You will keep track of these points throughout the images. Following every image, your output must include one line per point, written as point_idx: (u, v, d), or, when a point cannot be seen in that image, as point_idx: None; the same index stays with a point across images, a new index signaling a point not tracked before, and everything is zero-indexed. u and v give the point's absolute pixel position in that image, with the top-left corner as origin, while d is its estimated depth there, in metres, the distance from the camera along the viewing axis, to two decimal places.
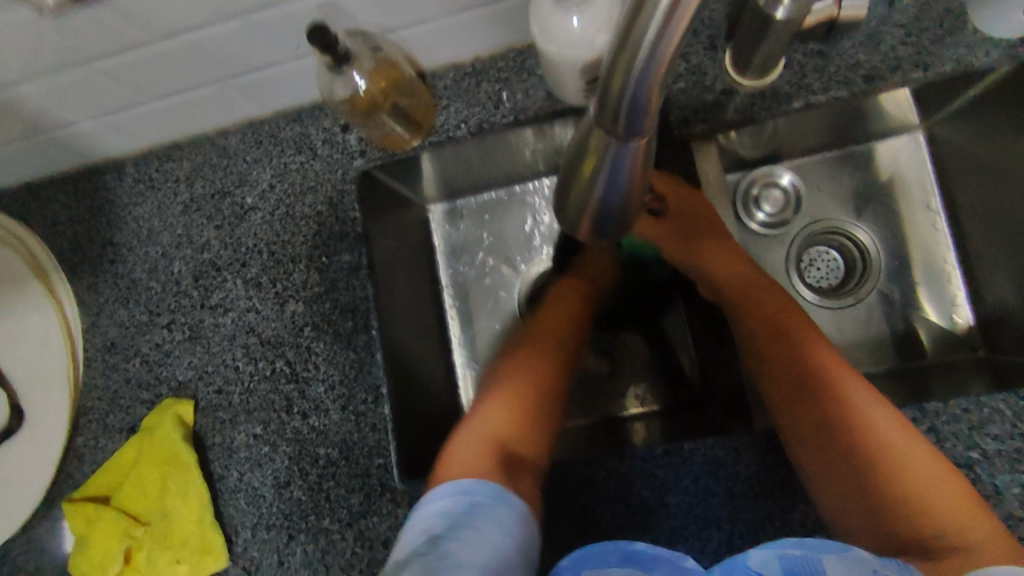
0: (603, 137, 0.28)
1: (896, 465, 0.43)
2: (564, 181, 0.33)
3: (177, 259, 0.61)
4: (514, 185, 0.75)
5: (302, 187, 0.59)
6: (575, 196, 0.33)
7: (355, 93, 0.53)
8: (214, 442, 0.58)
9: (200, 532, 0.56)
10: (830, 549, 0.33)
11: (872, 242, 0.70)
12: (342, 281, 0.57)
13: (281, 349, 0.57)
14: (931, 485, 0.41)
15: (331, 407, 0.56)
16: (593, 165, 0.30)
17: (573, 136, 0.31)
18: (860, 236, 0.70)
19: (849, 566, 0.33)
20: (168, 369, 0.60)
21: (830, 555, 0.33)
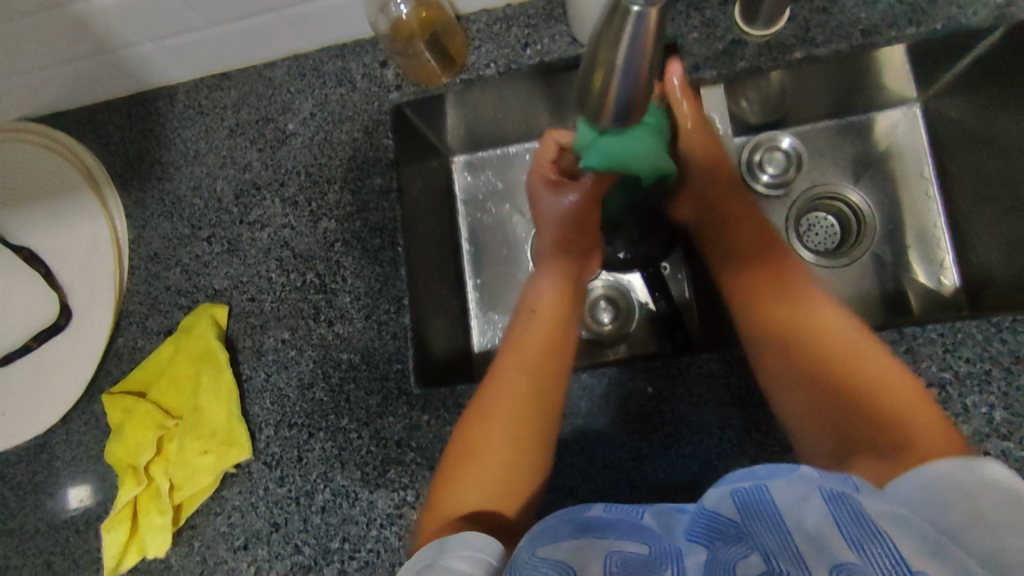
0: (625, 6, 0.36)
1: (880, 387, 0.48)
2: (591, 67, 0.41)
3: (220, 178, 0.65)
4: (534, 141, 0.80)
5: (341, 115, 0.64)
6: (603, 78, 0.41)
7: (397, 19, 0.59)
8: (245, 345, 0.62)
9: (228, 424, 0.60)
10: (782, 474, 0.39)
11: (867, 205, 0.75)
12: (373, 203, 0.62)
13: (311, 263, 0.62)
14: (886, 387, 0.47)
15: (355, 315, 0.60)
16: (612, 43, 0.38)
17: (600, 18, 0.38)
18: (855, 199, 0.76)
19: (795, 485, 0.37)
20: (205, 278, 0.64)
21: (776, 479, 0.38)
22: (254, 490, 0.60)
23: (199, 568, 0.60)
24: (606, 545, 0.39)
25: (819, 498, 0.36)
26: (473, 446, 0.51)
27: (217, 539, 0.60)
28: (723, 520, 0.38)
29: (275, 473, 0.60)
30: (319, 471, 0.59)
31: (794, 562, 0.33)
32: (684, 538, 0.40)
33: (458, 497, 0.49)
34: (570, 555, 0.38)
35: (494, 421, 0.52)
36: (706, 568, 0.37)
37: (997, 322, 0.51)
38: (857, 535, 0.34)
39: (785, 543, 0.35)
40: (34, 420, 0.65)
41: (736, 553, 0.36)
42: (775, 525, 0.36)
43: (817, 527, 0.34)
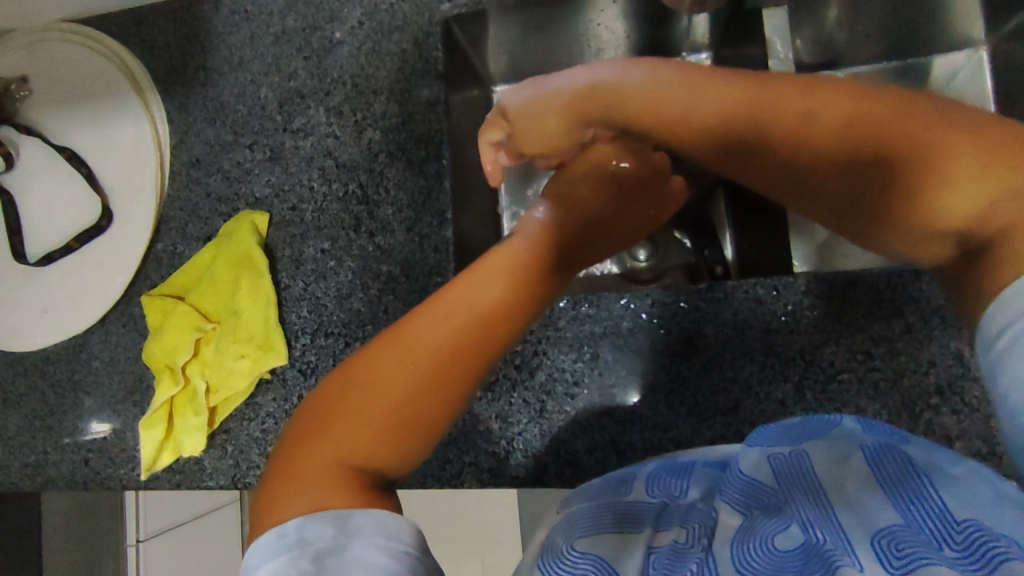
0: None
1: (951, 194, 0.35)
2: None
3: (264, 85, 0.65)
4: None
5: (390, 26, 0.62)
6: None
7: None
8: (284, 254, 0.62)
9: (265, 329, 0.60)
10: (821, 435, 0.40)
11: None
12: (420, 114, 0.61)
13: (354, 173, 0.61)
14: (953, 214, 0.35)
15: (397, 227, 0.60)
16: None
17: None
18: None
19: (836, 445, 0.38)
20: (247, 185, 0.64)
21: (814, 441, 0.39)
22: (288, 397, 0.60)
23: (233, 471, 0.60)
24: (646, 537, 0.41)
25: (861, 459, 0.36)
26: (352, 393, 0.39)
27: (251, 444, 0.61)
28: (759, 489, 0.39)
29: (310, 381, 0.60)
30: None
31: (830, 530, 0.35)
32: (720, 501, 0.41)
33: (326, 445, 0.38)
34: (614, 546, 0.40)
35: (378, 358, 0.40)
36: (740, 533, 0.38)
37: None
38: (903, 493, 0.34)
39: (827, 517, 0.35)
40: (73, 320, 0.66)
41: (774, 524, 0.37)
42: (814, 492, 0.37)
43: (858, 490, 0.35)
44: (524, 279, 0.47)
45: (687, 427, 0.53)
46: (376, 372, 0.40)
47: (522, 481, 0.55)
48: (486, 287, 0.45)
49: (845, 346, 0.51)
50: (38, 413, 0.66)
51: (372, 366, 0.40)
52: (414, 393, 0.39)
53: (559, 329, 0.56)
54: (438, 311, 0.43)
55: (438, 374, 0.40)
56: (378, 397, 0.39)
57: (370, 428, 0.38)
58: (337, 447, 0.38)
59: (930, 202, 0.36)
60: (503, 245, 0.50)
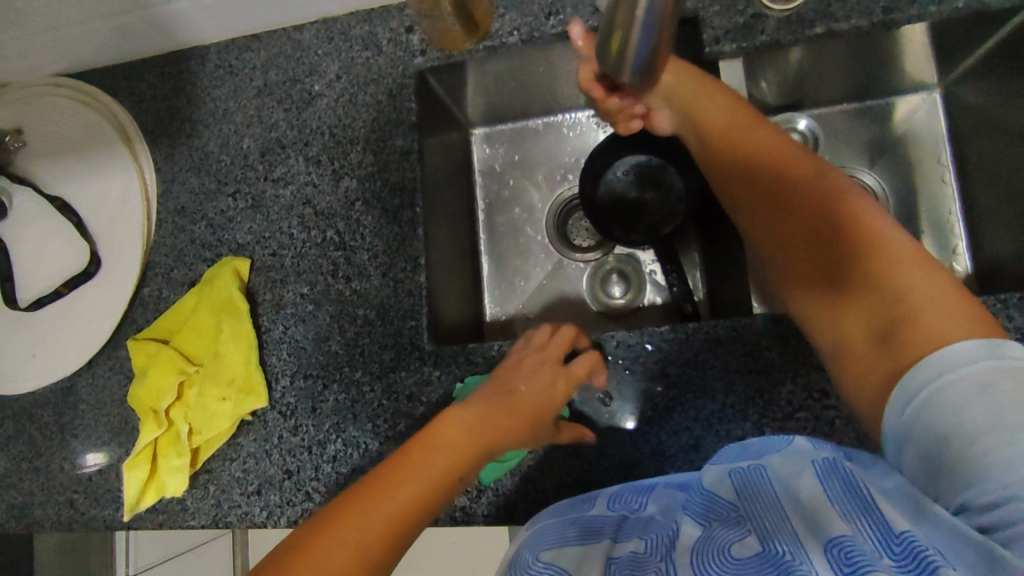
0: None
1: (905, 263, 0.45)
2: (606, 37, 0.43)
3: (247, 136, 0.67)
4: (552, 115, 0.80)
5: (366, 79, 0.65)
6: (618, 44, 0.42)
7: None
8: (265, 298, 0.64)
9: (245, 372, 0.62)
10: (777, 450, 0.42)
11: (881, 186, 0.74)
12: (394, 163, 0.63)
13: (332, 220, 0.64)
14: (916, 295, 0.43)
15: (372, 272, 0.62)
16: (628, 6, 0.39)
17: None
18: (869, 180, 0.75)
19: (789, 459, 0.41)
20: (230, 233, 0.66)
21: (770, 455, 0.42)
22: (267, 437, 0.62)
23: (213, 510, 0.62)
24: (605, 548, 0.43)
25: (812, 471, 0.39)
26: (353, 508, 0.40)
27: (232, 483, 0.62)
28: (720, 503, 0.41)
29: (289, 422, 0.62)
30: (332, 421, 0.61)
31: (789, 541, 0.37)
32: (682, 513, 0.43)
33: (314, 565, 0.37)
34: (574, 559, 0.42)
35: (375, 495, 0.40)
36: (698, 542, 0.39)
37: (1006, 299, 0.50)
38: (850, 505, 0.36)
39: (782, 525, 0.38)
40: (61, 363, 0.68)
41: (731, 533, 0.39)
42: (771, 502, 0.39)
43: (810, 497, 0.38)
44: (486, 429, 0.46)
45: (651, 464, 0.54)
46: (373, 499, 0.40)
47: (492, 519, 0.56)
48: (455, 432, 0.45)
49: (801, 384, 0.53)
50: (26, 454, 0.68)
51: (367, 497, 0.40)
52: (417, 525, 0.41)
53: None
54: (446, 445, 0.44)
55: (437, 497, 0.42)
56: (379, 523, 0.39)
57: (348, 563, 0.37)
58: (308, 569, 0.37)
59: (880, 273, 0.45)
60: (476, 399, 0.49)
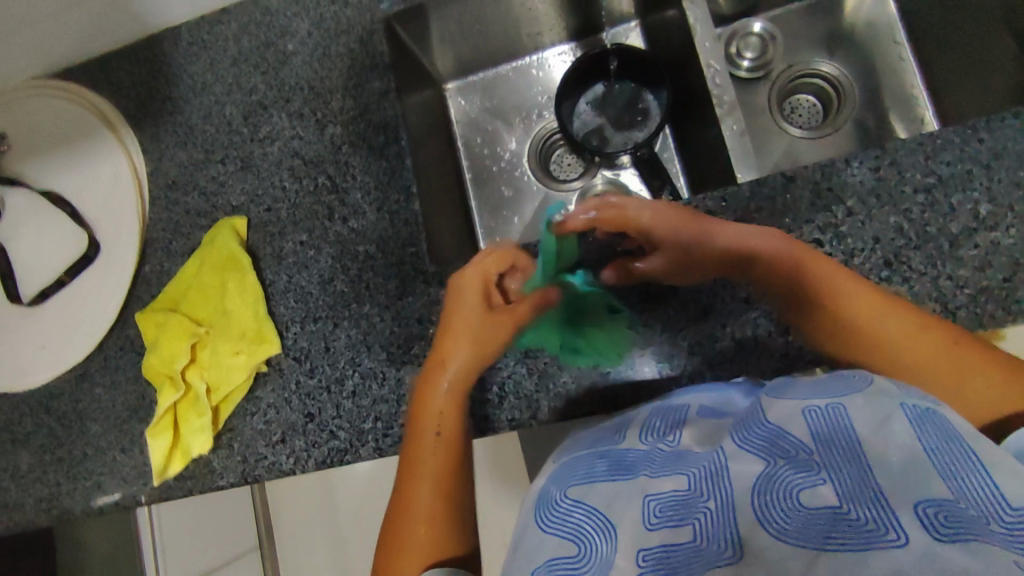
0: None
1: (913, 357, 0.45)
2: None
3: (228, 103, 0.69)
4: (519, 59, 0.82)
5: (336, 31, 0.67)
6: None
7: None
8: (266, 253, 0.65)
9: (256, 323, 0.63)
10: (858, 392, 0.34)
11: (841, 73, 0.76)
12: (375, 104, 0.65)
13: (322, 167, 0.65)
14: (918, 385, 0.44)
15: (368, 209, 0.63)
16: None
17: None
18: (829, 71, 0.77)
19: (874, 405, 0.33)
20: (223, 197, 0.68)
21: (853, 395, 0.34)
22: (285, 385, 0.62)
23: (242, 467, 0.62)
24: (642, 485, 0.38)
25: (903, 419, 0.31)
26: (410, 467, 0.49)
27: (255, 437, 0.62)
28: (787, 439, 0.34)
29: (305, 365, 0.62)
30: (347, 357, 0.61)
31: (876, 503, 0.29)
32: (733, 444, 0.36)
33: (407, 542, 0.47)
34: (606, 499, 0.39)
35: (415, 466, 0.49)
36: (763, 481, 0.33)
37: (974, 125, 0.51)
38: (946, 465, 0.29)
39: (863, 480, 0.30)
40: (72, 350, 0.68)
41: (801, 475, 0.32)
42: (853, 453, 0.31)
43: (904, 459, 0.30)
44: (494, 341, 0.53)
45: (663, 339, 0.54)
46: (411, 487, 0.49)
47: (519, 424, 0.56)
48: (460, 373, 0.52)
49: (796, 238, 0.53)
50: (47, 446, 0.68)
51: (403, 490, 0.49)
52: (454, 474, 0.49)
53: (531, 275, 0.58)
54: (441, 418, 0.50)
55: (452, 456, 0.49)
56: (436, 462, 0.49)
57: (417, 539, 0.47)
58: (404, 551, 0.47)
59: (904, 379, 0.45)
60: (444, 337, 0.53)
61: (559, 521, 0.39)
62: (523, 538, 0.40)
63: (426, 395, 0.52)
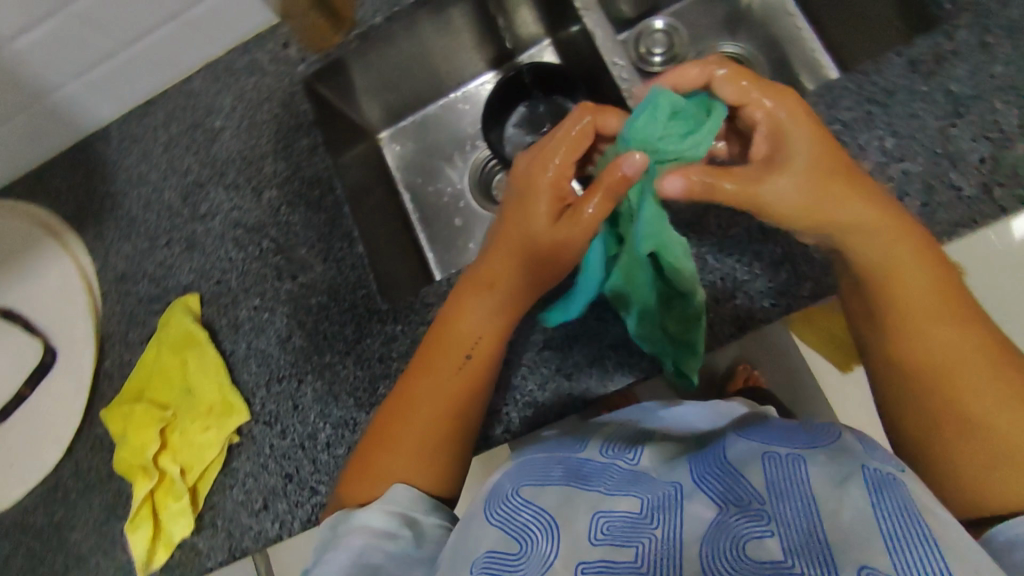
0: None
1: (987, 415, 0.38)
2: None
3: (166, 188, 0.70)
4: (445, 95, 0.85)
5: (259, 100, 0.69)
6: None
7: None
8: (222, 323, 0.65)
9: (221, 396, 0.63)
10: (823, 447, 0.36)
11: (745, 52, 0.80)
12: (306, 161, 0.66)
13: (264, 231, 0.66)
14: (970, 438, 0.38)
15: (314, 261, 0.64)
16: None
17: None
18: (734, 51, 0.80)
19: (838, 463, 0.34)
20: (173, 278, 0.68)
21: (816, 450, 0.35)
22: (259, 450, 0.61)
23: (228, 543, 0.61)
24: (592, 499, 0.37)
25: (860, 481, 0.33)
26: (427, 361, 0.48)
27: (237, 509, 0.61)
28: (745, 488, 0.34)
29: (276, 428, 0.61)
30: (316, 411, 0.61)
31: (816, 561, 0.30)
32: (692, 482, 0.36)
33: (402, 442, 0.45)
34: (557, 504, 0.37)
35: (434, 364, 0.48)
36: (711, 528, 0.33)
37: (865, 69, 0.54)
38: (899, 532, 0.30)
39: (811, 541, 0.31)
40: (40, 461, 0.67)
41: (750, 524, 0.32)
42: (804, 509, 0.32)
43: (855, 522, 0.31)
44: (548, 250, 0.48)
45: (618, 328, 0.55)
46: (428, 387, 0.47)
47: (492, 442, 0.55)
48: (501, 284, 0.49)
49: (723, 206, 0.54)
50: (30, 564, 0.66)
51: (408, 395, 0.47)
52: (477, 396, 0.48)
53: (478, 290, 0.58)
54: (486, 325, 0.49)
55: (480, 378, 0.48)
56: (461, 377, 0.47)
57: (422, 439, 0.45)
58: (400, 453, 0.45)
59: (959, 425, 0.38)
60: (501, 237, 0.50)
61: (506, 520, 0.37)
62: (465, 530, 0.38)
63: (473, 297, 0.50)
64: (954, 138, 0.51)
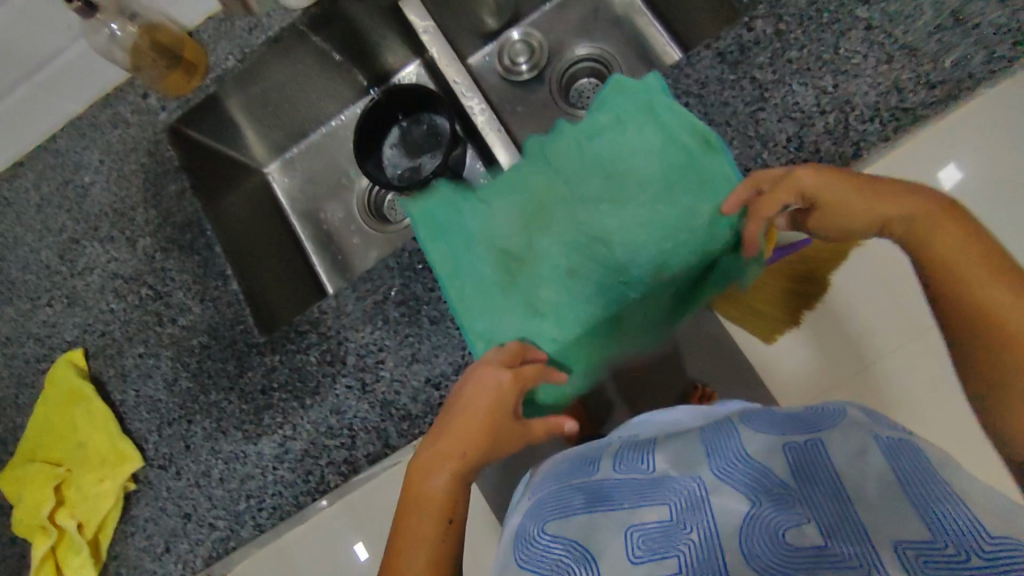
0: None
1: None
2: None
3: (42, 248, 0.71)
4: (326, 125, 0.86)
5: (125, 151, 0.70)
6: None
7: None
8: (110, 375, 0.66)
9: (113, 445, 0.64)
10: (830, 425, 0.37)
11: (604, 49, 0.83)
12: (175, 206, 0.68)
13: (142, 279, 0.67)
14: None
15: (192, 303, 0.65)
16: None
17: None
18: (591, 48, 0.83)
19: (851, 435, 0.35)
20: (57, 336, 0.69)
21: (826, 431, 0.36)
22: (157, 494, 0.63)
23: None
24: (623, 517, 0.37)
25: (876, 450, 0.34)
26: (417, 499, 0.45)
27: (142, 556, 0.62)
28: (769, 474, 0.35)
29: (171, 470, 0.63)
30: (208, 448, 0.62)
31: (852, 535, 0.30)
32: (719, 483, 0.36)
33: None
34: (583, 526, 0.38)
35: (420, 494, 0.45)
36: (746, 521, 0.33)
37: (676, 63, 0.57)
38: (923, 500, 0.30)
39: (842, 516, 0.31)
40: None
41: (782, 513, 0.32)
42: (829, 489, 0.33)
43: (882, 493, 0.31)
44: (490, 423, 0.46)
45: None
46: (420, 518, 0.44)
47: (374, 457, 0.59)
48: (488, 416, 0.46)
49: None
50: None
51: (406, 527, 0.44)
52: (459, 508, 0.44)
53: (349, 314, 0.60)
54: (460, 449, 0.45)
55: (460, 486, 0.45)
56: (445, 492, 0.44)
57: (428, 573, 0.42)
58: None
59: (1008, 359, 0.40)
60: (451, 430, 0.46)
61: (535, 560, 0.37)
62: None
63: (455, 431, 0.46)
64: (763, 120, 0.55)
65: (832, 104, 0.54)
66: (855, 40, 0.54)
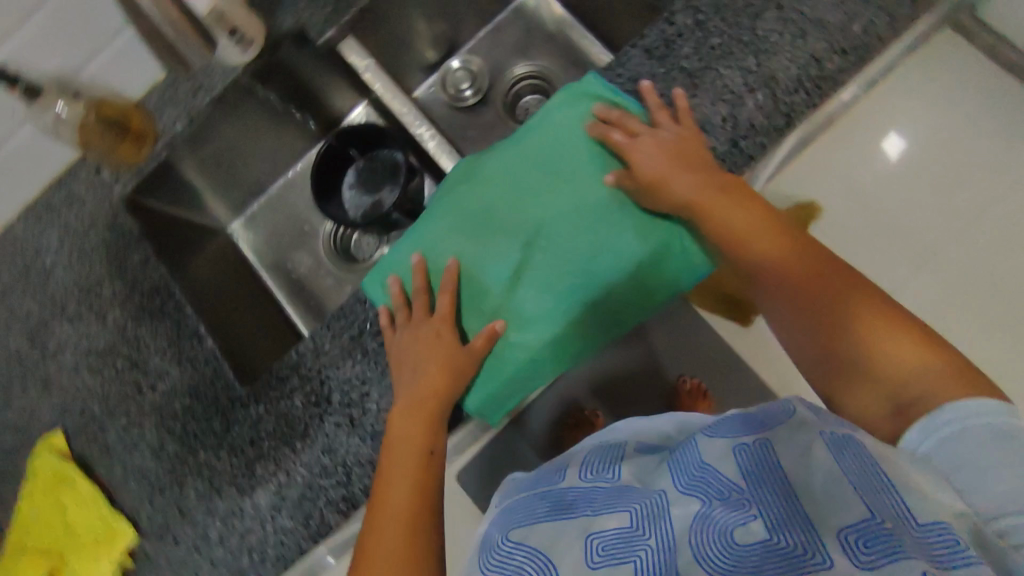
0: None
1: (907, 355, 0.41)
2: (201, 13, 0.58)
3: (10, 336, 0.70)
4: (283, 176, 0.87)
5: (83, 228, 0.70)
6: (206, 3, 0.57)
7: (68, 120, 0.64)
8: (94, 452, 0.65)
9: (106, 523, 0.63)
10: (782, 422, 0.38)
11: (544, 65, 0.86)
12: (141, 274, 0.68)
13: (116, 351, 0.66)
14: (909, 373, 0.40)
15: (170, 367, 0.65)
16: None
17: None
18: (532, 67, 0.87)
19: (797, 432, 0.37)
20: (36, 422, 0.68)
21: (776, 430, 0.38)
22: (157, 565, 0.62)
23: None
24: (584, 523, 0.38)
25: (823, 445, 0.35)
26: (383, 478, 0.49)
27: None
28: (721, 476, 0.37)
29: (168, 538, 0.61)
30: (201, 509, 0.61)
31: (796, 531, 0.32)
32: (676, 488, 0.38)
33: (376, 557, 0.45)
34: (546, 536, 0.39)
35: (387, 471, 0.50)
36: (698, 522, 0.35)
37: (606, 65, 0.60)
38: (865, 484, 0.33)
39: (788, 512, 0.33)
40: None
41: (732, 513, 0.34)
42: (778, 486, 0.35)
43: (826, 485, 0.33)
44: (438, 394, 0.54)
45: None
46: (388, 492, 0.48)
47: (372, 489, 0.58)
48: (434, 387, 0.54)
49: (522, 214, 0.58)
50: None
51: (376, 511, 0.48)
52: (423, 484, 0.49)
53: (328, 352, 0.61)
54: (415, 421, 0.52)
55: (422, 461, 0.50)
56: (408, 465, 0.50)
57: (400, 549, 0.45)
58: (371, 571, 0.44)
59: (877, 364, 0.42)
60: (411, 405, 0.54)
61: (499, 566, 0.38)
62: None
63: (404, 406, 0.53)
64: (697, 106, 0.57)
65: (759, 81, 0.57)
66: (770, 19, 0.57)
